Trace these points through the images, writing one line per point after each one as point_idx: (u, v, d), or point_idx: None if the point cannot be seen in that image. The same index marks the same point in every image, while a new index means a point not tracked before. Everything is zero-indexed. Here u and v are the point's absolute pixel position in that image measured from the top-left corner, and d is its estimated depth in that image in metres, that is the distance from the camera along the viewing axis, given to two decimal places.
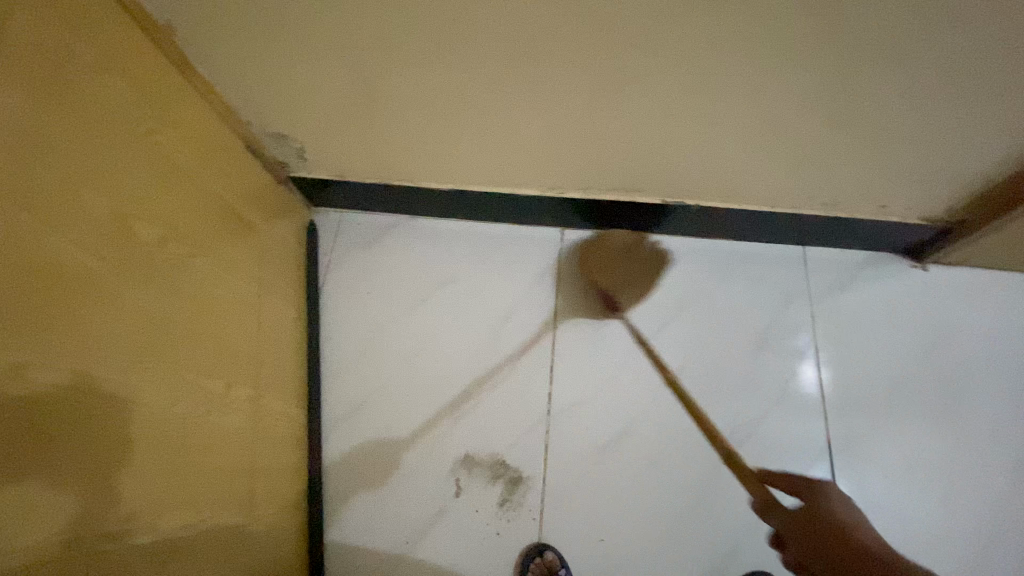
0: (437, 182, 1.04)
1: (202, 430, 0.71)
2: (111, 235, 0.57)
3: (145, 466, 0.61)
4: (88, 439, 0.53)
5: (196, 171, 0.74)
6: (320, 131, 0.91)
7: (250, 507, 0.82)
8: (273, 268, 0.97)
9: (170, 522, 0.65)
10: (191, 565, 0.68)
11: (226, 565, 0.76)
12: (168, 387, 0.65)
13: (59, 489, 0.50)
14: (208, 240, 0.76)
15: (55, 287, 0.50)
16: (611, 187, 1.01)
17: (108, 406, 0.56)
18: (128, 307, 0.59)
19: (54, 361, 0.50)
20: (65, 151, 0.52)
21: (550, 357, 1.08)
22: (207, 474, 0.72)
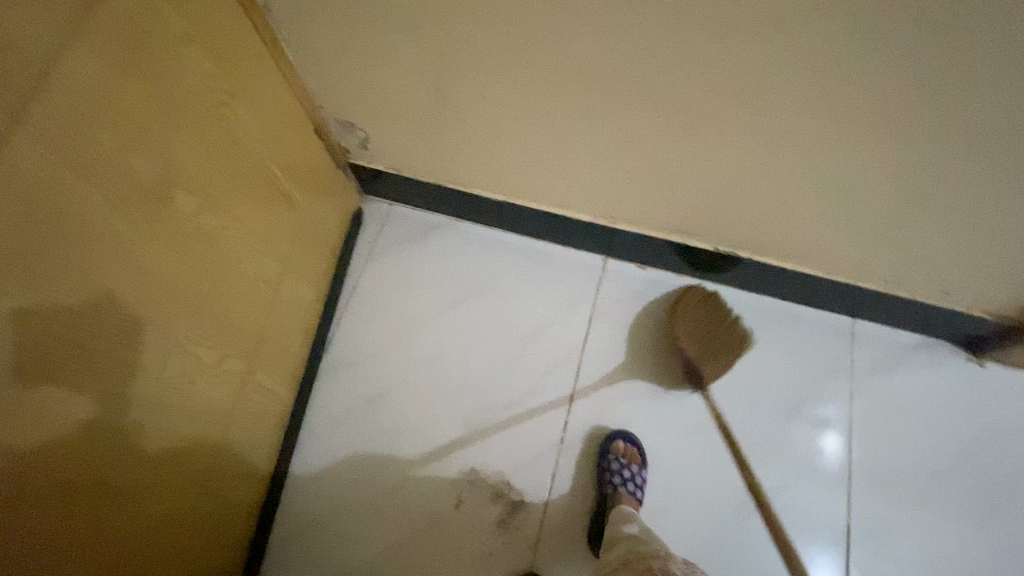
0: (488, 191, 1.04)
1: (184, 395, 0.71)
2: (154, 208, 0.57)
3: (121, 428, 0.60)
4: (75, 395, 0.53)
5: (255, 146, 0.75)
6: (384, 124, 0.92)
7: (211, 480, 0.81)
8: (306, 247, 0.98)
9: (128, 486, 0.64)
10: (137, 530, 0.67)
11: (172, 534, 0.75)
12: (163, 354, 0.65)
13: (39, 443, 0.50)
14: (246, 215, 0.77)
15: (82, 246, 0.50)
16: (663, 225, 0.99)
17: (106, 365, 0.56)
18: (148, 272, 0.59)
19: (65, 318, 0.49)
20: (136, 119, 0.52)
21: (572, 385, 1.06)
22: (179, 439, 0.72)
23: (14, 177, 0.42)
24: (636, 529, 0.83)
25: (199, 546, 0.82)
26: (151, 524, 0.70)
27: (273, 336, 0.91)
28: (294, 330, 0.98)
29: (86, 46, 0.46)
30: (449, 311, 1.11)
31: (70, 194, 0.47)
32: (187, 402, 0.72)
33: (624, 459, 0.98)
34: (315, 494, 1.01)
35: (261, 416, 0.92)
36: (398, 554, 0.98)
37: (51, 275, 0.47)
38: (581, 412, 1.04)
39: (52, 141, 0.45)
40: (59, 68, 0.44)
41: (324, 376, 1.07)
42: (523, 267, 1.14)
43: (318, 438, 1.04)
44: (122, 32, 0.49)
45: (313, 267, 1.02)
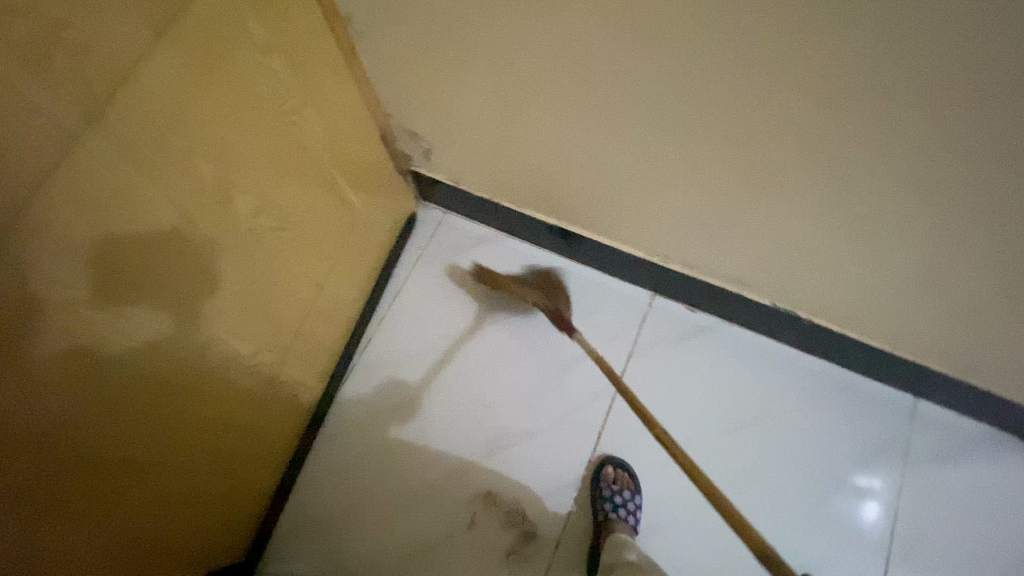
0: (542, 213, 1.03)
1: (220, 382, 0.73)
2: (204, 202, 0.59)
3: (159, 408, 0.63)
4: (121, 375, 0.55)
5: (318, 150, 0.77)
6: (447, 138, 0.92)
7: (234, 464, 0.84)
8: (356, 249, 1.00)
9: (159, 463, 0.66)
10: (164, 504, 0.70)
11: (192, 512, 0.77)
12: (206, 340, 0.67)
13: (82, 420, 0.52)
14: (298, 214, 0.78)
15: (140, 237, 0.52)
16: (719, 273, 0.95)
17: (152, 347, 0.58)
18: (197, 264, 0.61)
19: (117, 303, 0.52)
20: (201, 120, 0.54)
21: (602, 420, 1.03)
22: (211, 423, 0.74)
23: (76, 168, 0.44)
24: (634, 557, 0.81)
25: (211, 530, 0.84)
26: (170, 508, 0.72)
27: (309, 332, 0.93)
28: (332, 328, 1.00)
29: (164, 52, 0.48)
30: (487, 328, 1.10)
31: (126, 185, 0.49)
32: (219, 392, 0.74)
33: (617, 485, 0.96)
34: (328, 493, 1.01)
35: (289, 407, 0.94)
36: (402, 567, 0.97)
37: (104, 267, 0.49)
38: (607, 452, 1.01)
39: (115, 139, 0.47)
40: (133, 71, 0.46)
41: (354, 374, 1.08)
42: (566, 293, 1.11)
43: (339, 436, 1.04)
44: (203, 39, 0.51)
45: (359, 268, 1.03)
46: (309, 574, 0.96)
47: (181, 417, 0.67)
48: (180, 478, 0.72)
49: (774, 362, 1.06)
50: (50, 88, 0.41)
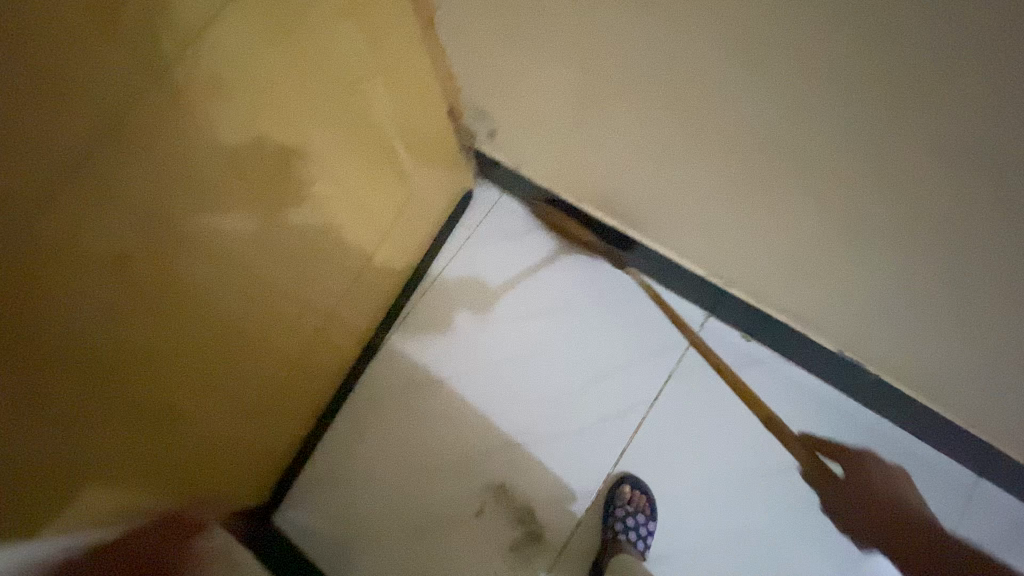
0: (603, 214, 0.98)
1: (258, 339, 0.74)
2: (257, 169, 0.58)
3: (195, 358, 0.64)
4: (159, 323, 0.57)
5: (382, 120, 0.75)
6: (515, 123, 0.89)
7: (263, 418, 0.86)
8: (408, 224, 0.99)
9: (191, 408, 0.68)
10: (192, 447, 0.73)
11: (219, 457, 0.80)
12: (248, 298, 0.68)
13: (116, 361, 0.54)
14: (354, 184, 0.77)
15: (191, 194, 0.52)
16: (784, 308, 0.88)
17: (193, 300, 0.59)
18: (245, 225, 0.61)
19: (162, 255, 0.52)
20: (262, 81, 0.53)
21: (629, 436, 1.00)
22: (246, 377, 0.76)
23: (136, 129, 0.44)
24: None
25: (233, 480, 0.86)
26: (192, 455, 0.74)
27: (351, 300, 0.93)
28: (373, 298, 1.00)
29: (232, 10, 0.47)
30: (527, 321, 1.07)
31: (177, 149, 0.48)
32: (255, 351, 0.75)
33: (631, 506, 0.93)
34: (347, 459, 1.02)
35: (324, 370, 0.96)
36: (405, 546, 0.97)
37: (144, 217, 0.49)
38: (627, 469, 0.98)
39: (177, 95, 0.46)
40: (200, 27, 0.45)
41: (389, 344, 1.08)
42: (614, 299, 1.07)
43: (364, 403, 1.05)
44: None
45: (408, 242, 1.02)
46: (318, 531, 0.99)
47: (212, 370, 0.68)
48: (205, 428, 0.73)
49: (824, 409, 0.98)
50: (116, 44, 0.40)
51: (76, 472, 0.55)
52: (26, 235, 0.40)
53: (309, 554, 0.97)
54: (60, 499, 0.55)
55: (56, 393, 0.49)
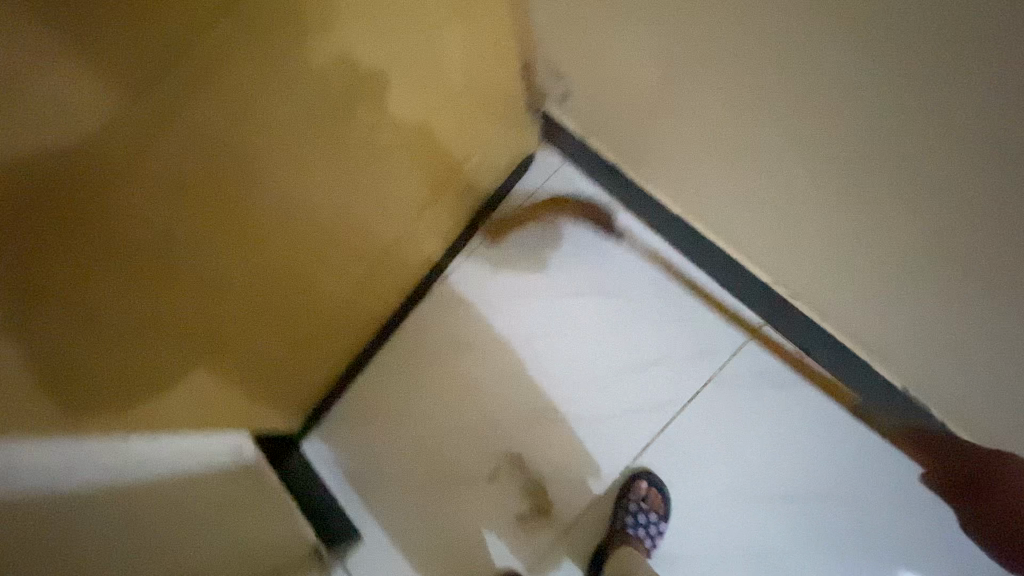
0: (671, 199, 0.94)
1: (307, 278, 0.76)
2: (320, 112, 0.57)
3: (247, 289, 0.66)
4: (217, 254, 0.58)
5: (454, 72, 0.72)
6: (593, 90, 0.84)
7: (304, 354, 0.89)
8: (466, 181, 0.96)
9: (238, 335, 0.71)
10: (236, 371, 0.76)
11: (260, 384, 0.84)
12: (301, 238, 0.69)
13: (175, 285, 0.55)
14: (418, 135, 0.76)
15: (256, 131, 0.52)
16: (848, 328, 0.85)
17: (250, 235, 0.60)
18: (305, 166, 0.61)
19: (221, 189, 0.53)
20: (340, 20, 0.51)
21: (658, 429, 0.97)
22: (292, 312, 0.78)
23: (212, 60, 0.43)
24: None
25: (268, 407, 0.90)
26: (231, 381, 0.77)
27: (399, 252, 0.92)
28: (421, 251, 0.99)
29: None
30: (571, 298, 1.04)
31: (245, 87, 0.47)
32: (300, 291, 0.76)
33: (645, 503, 0.92)
34: (374, 403, 1.04)
35: (366, 316, 0.97)
36: (419, 495, 1.00)
37: (204, 152, 0.48)
38: (649, 465, 0.96)
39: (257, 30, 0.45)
40: None
41: (427, 301, 1.07)
42: (666, 290, 1.01)
43: (396, 354, 1.05)
44: None
45: (463, 199, 1.00)
46: (340, 468, 1.02)
47: (257, 304, 0.70)
48: (245, 357, 0.76)
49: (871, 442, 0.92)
50: None
51: (125, 383, 0.58)
52: (97, 156, 0.40)
53: (327, 486, 1.01)
54: (111, 404, 0.59)
55: (108, 313, 0.50)
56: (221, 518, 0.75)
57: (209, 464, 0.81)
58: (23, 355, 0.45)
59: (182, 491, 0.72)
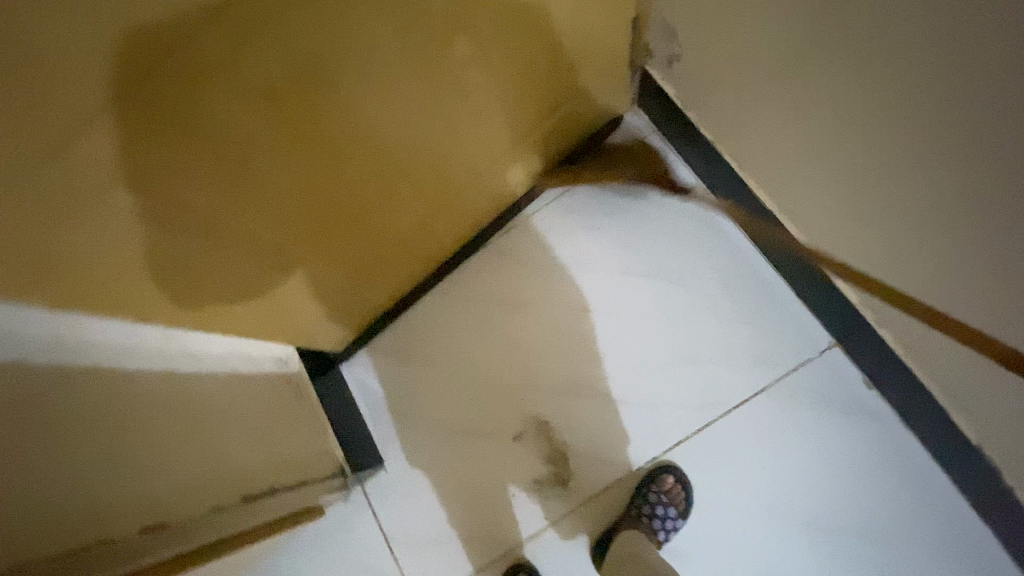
0: (765, 192, 0.88)
1: (372, 209, 0.75)
2: (423, 45, 0.55)
3: (315, 211, 0.66)
4: (290, 173, 0.57)
5: (566, 16, 0.69)
6: (711, 51, 0.79)
7: (363, 284, 0.90)
8: (554, 133, 0.93)
9: (301, 257, 0.72)
10: (297, 291, 0.77)
11: (320, 304, 0.86)
12: (375, 168, 0.67)
13: (245, 195, 0.55)
14: (511, 79, 0.72)
15: (349, 52, 0.49)
16: (931, 366, 0.78)
17: (325, 158, 0.59)
18: (392, 96, 0.58)
19: (305, 107, 0.51)
20: None
21: (697, 428, 0.94)
22: (356, 241, 0.78)
23: None
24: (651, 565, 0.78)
25: (326, 330, 0.93)
26: (292, 300, 0.78)
27: (469, 197, 0.91)
28: (493, 200, 0.97)
29: None
30: (634, 277, 1.00)
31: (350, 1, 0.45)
32: (367, 222, 0.76)
33: (666, 496, 0.89)
34: (417, 341, 1.04)
35: (427, 256, 0.97)
36: (442, 441, 1.00)
37: (299, 64, 0.47)
38: (678, 460, 0.93)
39: None
40: None
41: (487, 250, 1.05)
42: (737, 288, 0.97)
43: (448, 297, 1.04)
44: None
45: (548, 152, 0.97)
46: (373, 400, 1.02)
47: (325, 228, 0.70)
48: (308, 279, 0.77)
49: (923, 488, 0.87)
50: None
51: (189, 281, 0.60)
52: (187, 52, 0.39)
53: (359, 414, 1.01)
54: (174, 300, 0.61)
55: (184, 206, 0.51)
56: (266, 420, 0.79)
57: (256, 368, 0.84)
58: (100, 227, 0.46)
59: (226, 388, 0.75)
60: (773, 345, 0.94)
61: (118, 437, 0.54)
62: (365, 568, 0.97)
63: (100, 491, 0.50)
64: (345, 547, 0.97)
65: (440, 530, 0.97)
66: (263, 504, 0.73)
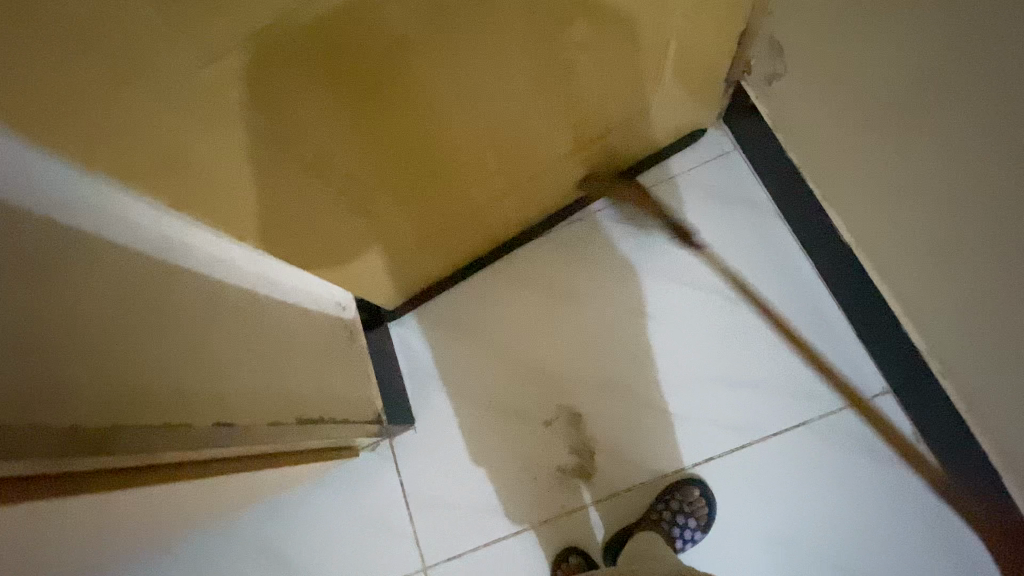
0: (844, 224, 0.87)
1: (458, 171, 0.78)
2: (547, 19, 0.57)
3: (408, 161, 0.69)
4: (398, 120, 0.60)
5: (680, 14, 0.70)
6: (815, 74, 0.79)
7: (431, 245, 0.93)
8: (639, 134, 0.94)
9: (385, 204, 0.75)
10: (373, 238, 0.81)
11: (388, 258, 0.89)
12: (470, 131, 0.70)
13: (355, 134, 0.59)
14: (614, 69, 0.74)
15: (480, 14, 0.52)
16: (990, 428, 0.76)
17: (431, 112, 0.62)
18: (506, 63, 0.61)
19: (429, 59, 0.54)
20: None
21: (730, 448, 0.93)
22: (435, 199, 0.81)
23: None
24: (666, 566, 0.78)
25: (389, 286, 0.96)
26: (364, 249, 0.82)
27: (544, 181, 0.92)
28: (567, 189, 0.99)
29: None
30: (693, 289, 1.00)
31: None
32: (447, 184, 0.79)
33: (689, 506, 0.89)
34: (466, 313, 1.06)
35: (494, 232, 0.99)
36: (475, 413, 1.02)
37: (434, 15, 0.49)
38: (706, 476, 0.93)
39: None
40: None
41: (550, 237, 1.06)
42: (794, 318, 0.96)
43: (504, 275, 1.06)
44: None
45: (630, 151, 0.98)
46: (416, 360, 1.05)
47: (409, 181, 0.74)
48: (382, 232, 0.81)
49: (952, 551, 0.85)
50: None
51: (288, 209, 0.63)
52: None
53: (400, 372, 1.04)
54: (271, 224, 0.64)
55: (299, 134, 0.55)
56: (322, 355, 0.83)
57: (321, 307, 0.88)
58: (226, 142, 0.50)
59: (293, 317, 0.79)
60: (821, 383, 0.93)
61: (205, 333, 0.59)
62: (380, 518, 1.00)
63: (189, 375, 0.55)
64: (365, 496, 1.01)
65: (457, 498, 0.99)
66: (309, 435, 0.73)
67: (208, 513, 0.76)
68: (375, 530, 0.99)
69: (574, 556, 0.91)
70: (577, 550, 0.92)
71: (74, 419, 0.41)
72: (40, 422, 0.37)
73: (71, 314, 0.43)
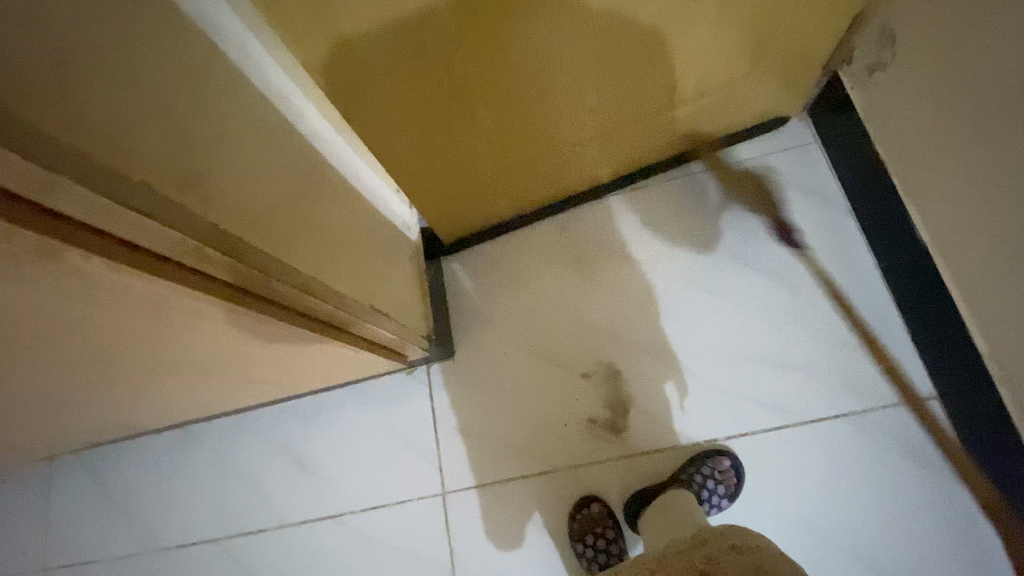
0: (925, 224, 0.86)
1: (559, 105, 0.78)
2: None
3: (518, 82, 0.69)
4: (527, 31, 0.60)
5: None
6: (923, 69, 0.79)
7: (506, 180, 0.93)
8: (727, 108, 0.95)
9: (484, 122, 0.75)
10: (460, 156, 0.81)
11: (464, 183, 0.89)
12: (585, 64, 0.70)
13: (488, 35, 0.59)
14: (733, 25, 0.73)
15: None
16: None
17: (557, 31, 0.62)
18: None
19: None
20: None
21: (762, 426, 0.94)
22: (529, 129, 0.81)
23: None
24: (699, 524, 0.78)
25: (456, 213, 0.97)
26: (447, 170, 0.83)
27: (628, 138, 0.93)
28: (646, 150, 0.99)
29: None
30: (750, 270, 1.00)
31: None
32: (538, 124, 0.80)
33: (718, 474, 0.90)
34: (520, 256, 1.07)
35: (566, 180, 1.00)
36: (514, 354, 1.03)
37: None
38: (735, 449, 0.94)
39: None
40: None
41: (616, 197, 1.07)
42: (848, 313, 0.97)
43: (565, 227, 1.07)
44: None
45: (714, 125, 0.99)
46: (464, 294, 1.06)
47: (508, 109, 0.74)
48: (467, 158, 0.82)
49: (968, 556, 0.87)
50: None
51: (401, 103, 0.64)
52: None
53: (447, 302, 1.06)
54: (379, 116, 0.65)
55: (428, 30, 0.55)
56: (391, 260, 0.85)
57: (392, 218, 0.90)
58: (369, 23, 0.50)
59: (373, 215, 0.80)
60: (866, 381, 0.94)
61: (307, 195, 0.60)
62: (405, 437, 1.01)
63: (296, 227, 0.56)
64: (394, 415, 1.02)
65: (486, 432, 1.00)
66: (380, 322, 0.74)
67: (263, 378, 0.79)
68: (398, 447, 1.01)
69: (595, 502, 0.92)
70: (598, 499, 0.94)
71: (213, 215, 0.42)
72: (192, 205, 0.40)
73: (214, 131, 0.45)
